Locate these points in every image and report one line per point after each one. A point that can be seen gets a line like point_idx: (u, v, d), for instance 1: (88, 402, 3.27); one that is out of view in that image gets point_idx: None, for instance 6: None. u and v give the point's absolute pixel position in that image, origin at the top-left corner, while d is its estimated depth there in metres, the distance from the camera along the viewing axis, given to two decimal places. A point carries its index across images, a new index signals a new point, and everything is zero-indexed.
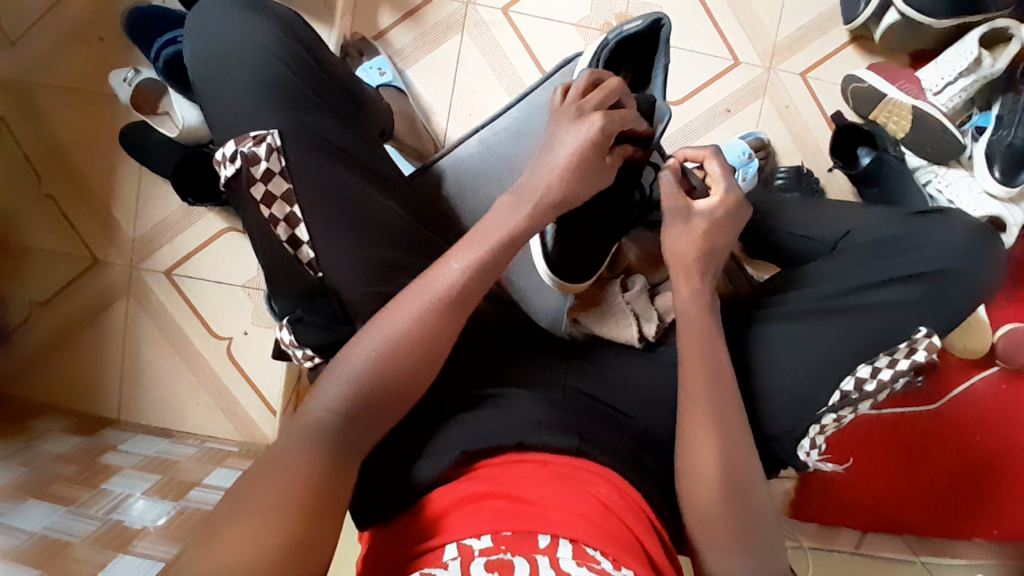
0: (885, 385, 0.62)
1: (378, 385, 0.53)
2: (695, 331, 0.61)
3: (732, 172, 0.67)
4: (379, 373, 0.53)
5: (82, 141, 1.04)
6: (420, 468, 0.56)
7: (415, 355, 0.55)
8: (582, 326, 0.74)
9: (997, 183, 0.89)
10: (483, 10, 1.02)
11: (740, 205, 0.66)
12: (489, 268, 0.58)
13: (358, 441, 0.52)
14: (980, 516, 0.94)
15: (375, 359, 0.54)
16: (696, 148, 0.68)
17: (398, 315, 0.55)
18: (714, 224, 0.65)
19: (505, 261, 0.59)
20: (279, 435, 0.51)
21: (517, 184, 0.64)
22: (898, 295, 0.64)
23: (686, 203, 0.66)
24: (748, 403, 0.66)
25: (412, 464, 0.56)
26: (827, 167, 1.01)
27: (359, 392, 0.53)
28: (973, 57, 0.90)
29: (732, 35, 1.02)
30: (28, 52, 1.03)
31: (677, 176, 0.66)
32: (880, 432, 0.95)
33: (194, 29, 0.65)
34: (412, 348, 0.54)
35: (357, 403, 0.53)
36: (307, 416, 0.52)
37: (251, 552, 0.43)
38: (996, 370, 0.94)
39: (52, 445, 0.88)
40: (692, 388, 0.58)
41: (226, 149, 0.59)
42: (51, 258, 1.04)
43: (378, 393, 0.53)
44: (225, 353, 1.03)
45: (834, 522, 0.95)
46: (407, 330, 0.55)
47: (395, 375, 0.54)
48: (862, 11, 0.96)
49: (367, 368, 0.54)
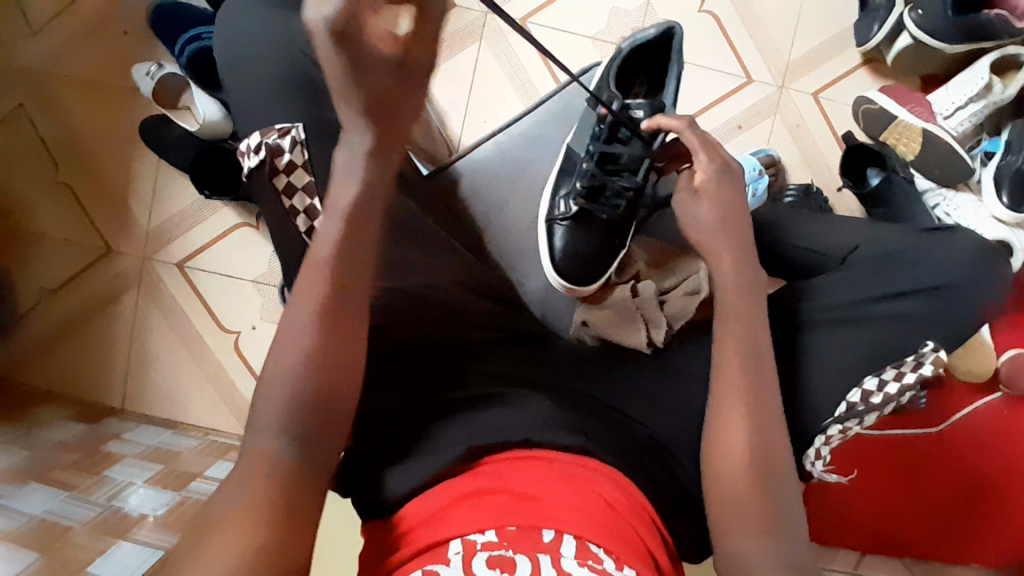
0: (891, 398, 0.64)
1: (313, 392, 0.50)
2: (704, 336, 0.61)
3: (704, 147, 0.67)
4: (313, 373, 0.50)
5: (100, 132, 1.05)
6: (403, 479, 0.55)
7: (333, 353, 0.51)
8: (591, 329, 0.74)
9: (1004, 208, 0.91)
10: (501, 20, 1.04)
11: (730, 175, 0.67)
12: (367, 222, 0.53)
13: None
14: (979, 538, 0.93)
15: (309, 352, 0.50)
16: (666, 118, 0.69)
17: (302, 303, 0.51)
18: (722, 215, 0.65)
19: (374, 208, 0.53)
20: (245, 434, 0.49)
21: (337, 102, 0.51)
22: (905, 308, 0.65)
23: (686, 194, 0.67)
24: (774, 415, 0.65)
25: (399, 469, 0.56)
26: (836, 186, 1.02)
27: (303, 404, 0.49)
28: (984, 82, 0.92)
29: (744, 52, 1.03)
30: (53, 45, 1.05)
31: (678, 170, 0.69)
32: (880, 452, 0.95)
33: (226, 26, 0.67)
34: (325, 345, 0.50)
35: (327, 402, 0.51)
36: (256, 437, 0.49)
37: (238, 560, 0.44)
38: (998, 396, 0.94)
39: (55, 432, 0.89)
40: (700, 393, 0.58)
41: (252, 140, 0.61)
42: (65, 246, 1.05)
43: (317, 392, 0.50)
44: (231, 347, 1.04)
45: (834, 543, 0.95)
46: (310, 327, 0.50)
47: (323, 373, 0.50)
48: (874, 33, 0.98)
49: (293, 376, 0.50)
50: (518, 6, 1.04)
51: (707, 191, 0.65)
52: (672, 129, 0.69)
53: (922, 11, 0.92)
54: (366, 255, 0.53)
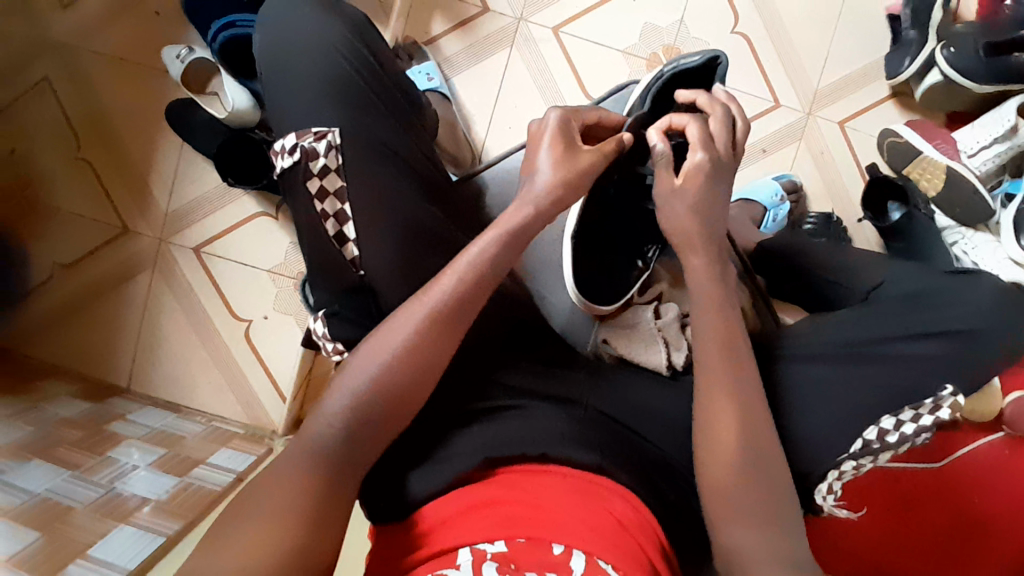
0: (906, 438, 0.65)
1: (373, 397, 0.54)
2: (727, 340, 0.60)
3: (708, 139, 0.64)
4: (379, 387, 0.54)
5: (126, 109, 1.05)
6: (426, 480, 0.56)
7: (414, 364, 0.55)
8: (610, 348, 0.78)
9: (1020, 249, 0.90)
10: (534, 27, 1.03)
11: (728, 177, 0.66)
12: (478, 285, 0.58)
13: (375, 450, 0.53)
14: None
15: (384, 360, 0.55)
16: (680, 115, 0.66)
17: (405, 323, 0.57)
18: (704, 196, 0.64)
19: (480, 293, 0.59)
20: (294, 438, 0.53)
21: (523, 203, 0.63)
22: (926, 352, 0.66)
23: (671, 182, 0.64)
24: (788, 443, 0.66)
25: (420, 471, 0.57)
26: (857, 217, 1.02)
27: (366, 403, 0.54)
28: (1009, 124, 0.91)
29: (774, 77, 1.03)
30: (83, 19, 1.05)
31: (661, 154, 0.65)
32: (884, 485, 0.92)
33: (267, 22, 0.67)
34: (411, 359, 0.55)
35: (379, 406, 0.54)
36: (308, 432, 0.53)
37: (252, 553, 0.45)
38: (1000, 436, 0.93)
39: (60, 408, 0.89)
40: (720, 405, 0.58)
41: (287, 142, 0.63)
42: (81, 223, 1.05)
43: (382, 401, 0.54)
44: (241, 334, 1.04)
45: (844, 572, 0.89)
46: (400, 339, 0.56)
47: (396, 388, 0.55)
48: (905, 67, 0.98)
49: (364, 390, 0.54)
50: (552, 14, 1.03)
51: (691, 182, 0.63)
52: (680, 124, 0.66)
53: (954, 49, 0.93)
54: (472, 304, 0.58)
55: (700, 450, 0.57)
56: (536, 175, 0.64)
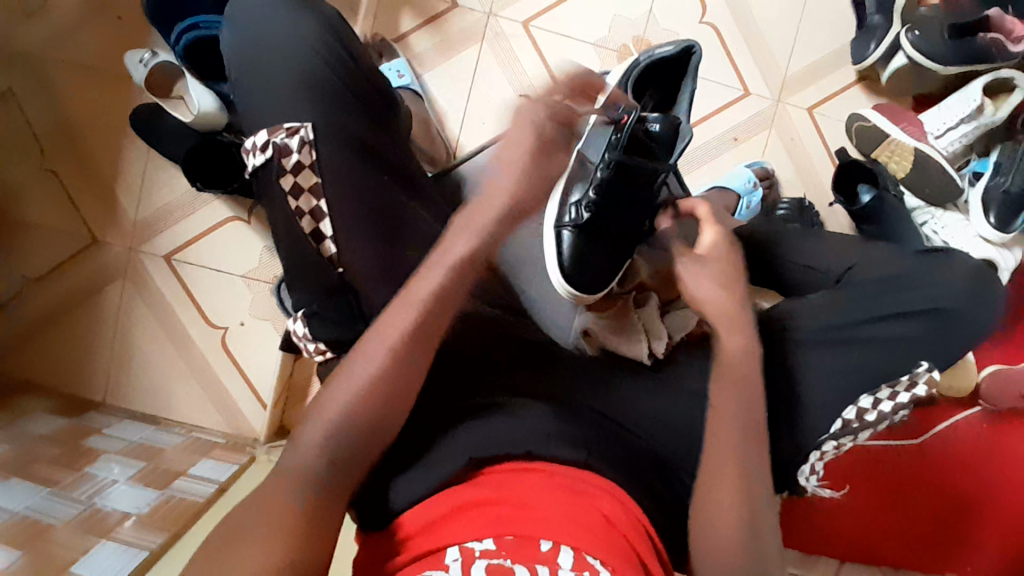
0: (884, 416, 0.66)
1: (375, 397, 0.54)
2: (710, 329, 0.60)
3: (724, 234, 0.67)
4: (381, 382, 0.54)
5: (91, 118, 1.03)
6: (418, 480, 0.56)
7: (414, 359, 0.56)
8: (591, 338, 0.72)
9: (991, 228, 0.93)
10: (505, 21, 1.03)
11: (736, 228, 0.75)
12: (458, 276, 0.58)
13: (359, 455, 0.53)
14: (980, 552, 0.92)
15: (392, 350, 0.55)
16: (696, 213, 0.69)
17: (399, 319, 0.56)
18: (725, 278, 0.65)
19: (465, 281, 0.59)
20: (283, 455, 0.53)
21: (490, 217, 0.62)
22: (908, 330, 0.67)
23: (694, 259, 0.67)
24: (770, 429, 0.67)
25: (409, 474, 0.57)
26: (828, 202, 1.03)
27: (367, 400, 0.54)
28: (976, 104, 0.93)
29: (744, 65, 1.04)
30: (42, 26, 1.02)
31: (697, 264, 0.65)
32: (865, 466, 0.94)
33: (238, 18, 0.66)
34: (411, 353, 0.56)
35: (370, 406, 0.54)
36: (299, 441, 0.52)
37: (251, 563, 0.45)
38: (979, 411, 0.93)
39: (36, 424, 0.86)
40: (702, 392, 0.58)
41: (258, 139, 0.62)
42: (49, 234, 1.03)
43: (377, 403, 0.54)
44: (219, 342, 1.02)
45: (815, 550, 0.94)
46: (405, 331, 0.56)
47: (400, 382, 0.55)
48: (872, 50, 0.99)
49: (365, 390, 0.54)
50: (521, 9, 1.03)
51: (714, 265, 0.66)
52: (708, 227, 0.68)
53: (919, 32, 0.94)
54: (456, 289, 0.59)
55: (705, 436, 0.58)
56: (498, 181, 0.63)
